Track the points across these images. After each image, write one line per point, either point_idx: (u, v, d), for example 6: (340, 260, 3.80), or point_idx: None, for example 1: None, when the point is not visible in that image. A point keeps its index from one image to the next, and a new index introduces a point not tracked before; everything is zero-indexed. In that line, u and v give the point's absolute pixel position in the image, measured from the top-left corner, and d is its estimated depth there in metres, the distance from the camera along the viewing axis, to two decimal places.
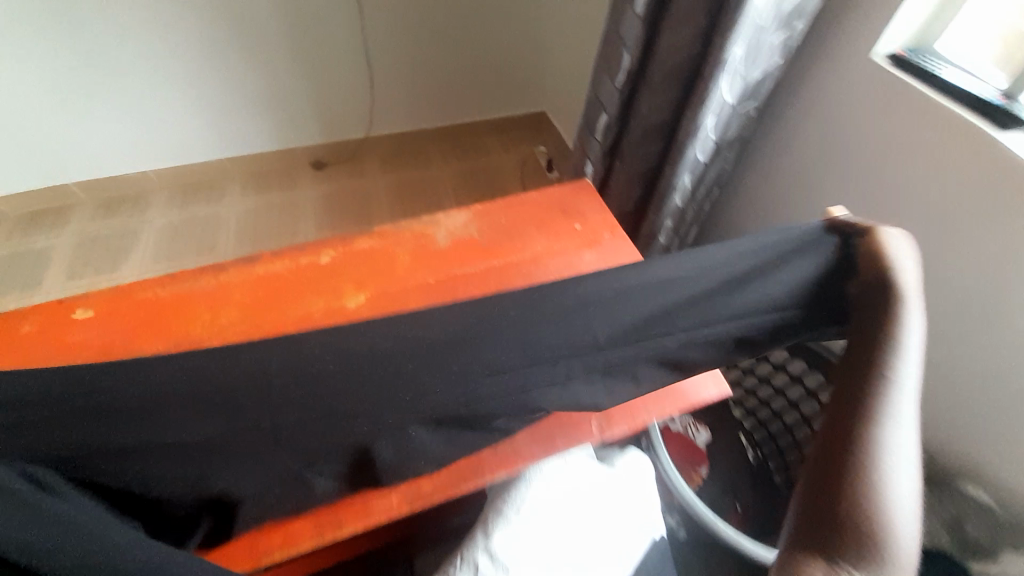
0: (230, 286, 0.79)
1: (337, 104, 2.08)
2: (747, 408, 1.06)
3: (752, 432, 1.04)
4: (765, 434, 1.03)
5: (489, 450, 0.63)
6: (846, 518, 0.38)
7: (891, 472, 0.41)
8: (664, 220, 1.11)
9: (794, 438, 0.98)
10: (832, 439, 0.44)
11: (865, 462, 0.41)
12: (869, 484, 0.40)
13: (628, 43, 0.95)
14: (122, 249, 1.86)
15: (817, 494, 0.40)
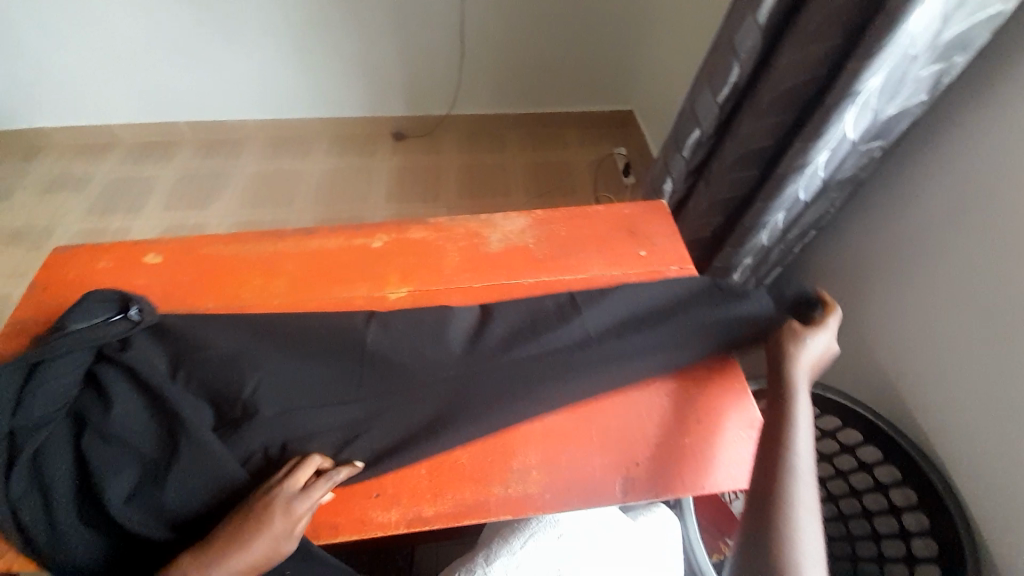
0: (284, 255, 0.80)
1: (426, 78, 2.08)
2: None
3: None
4: None
5: (498, 489, 0.59)
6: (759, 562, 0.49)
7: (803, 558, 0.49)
8: (743, 258, 0.99)
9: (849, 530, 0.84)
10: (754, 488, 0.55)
11: (778, 506, 0.52)
12: (783, 550, 0.49)
13: (740, 56, 0.83)
14: (214, 190, 2.00)
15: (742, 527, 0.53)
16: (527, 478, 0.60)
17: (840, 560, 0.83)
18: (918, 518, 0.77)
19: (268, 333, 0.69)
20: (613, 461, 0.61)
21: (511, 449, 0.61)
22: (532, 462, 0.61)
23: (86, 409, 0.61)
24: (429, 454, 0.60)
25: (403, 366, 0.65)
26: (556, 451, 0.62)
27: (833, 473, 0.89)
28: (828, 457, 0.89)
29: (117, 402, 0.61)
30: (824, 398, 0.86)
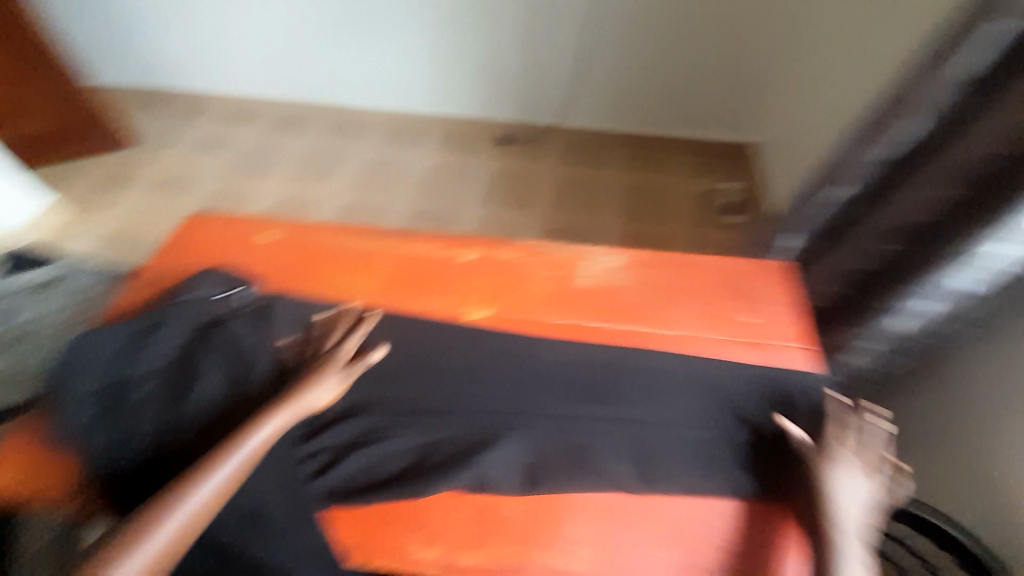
0: (379, 253, 0.81)
1: (542, 85, 2.08)
2: None
3: None
4: None
5: (544, 557, 0.53)
6: None
7: None
8: (873, 343, 0.83)
9: None
10: None
11: None
12: None
13: (921, 111, 0.70)
14: (330, 168, 2.16)
15: None
16: (577, 555, 0.54)
17: None
18: None
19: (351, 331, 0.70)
20: (673, 558, 0.54)
21: (564, 515, 0.55)
22: (586, 537, 0.54)
23: (183, 373, 0.64)
24: (478, 496, 0.56)
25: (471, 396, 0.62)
26: (612, 529, 0.55)
27: None
28: None
29: (211, 373, 0.64)
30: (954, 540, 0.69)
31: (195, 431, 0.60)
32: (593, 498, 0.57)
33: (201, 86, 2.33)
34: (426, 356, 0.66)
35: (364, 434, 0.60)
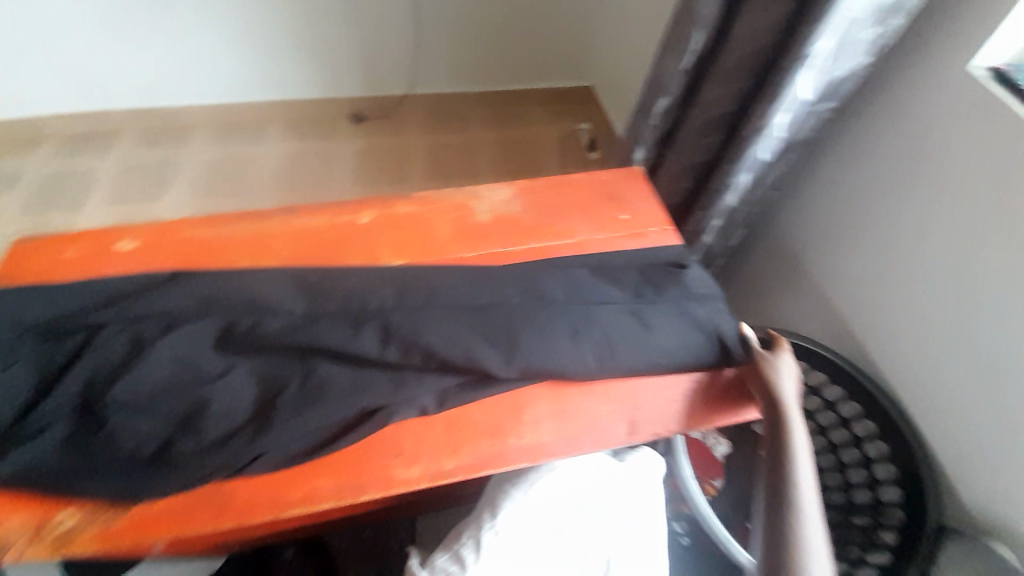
0: (269, 235, 0.79)
1: (384, 56, 2.06)
2: None
3: None
4: None
5: (512, 439, 0.61)
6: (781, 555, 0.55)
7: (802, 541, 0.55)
8: (712, 219, 1.06)
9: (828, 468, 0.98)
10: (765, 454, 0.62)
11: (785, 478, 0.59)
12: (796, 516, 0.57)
13: (701, 26, 0.89)
14: (161, 181, 1.89)
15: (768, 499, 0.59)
16: (541, 429, 0.62)
17: (831, 507, 0.95)
18: (878, 445, 0.92)
19: (265, 309, 0.68)
20: (618, 407, 0.65)
21: (520, 405, 0.63)
22: (543, 414, 0.63)
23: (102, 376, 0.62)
24: (446, 410, 0.62)
25: (405, 330, 0.64)
26: (565, 399, 0.64)
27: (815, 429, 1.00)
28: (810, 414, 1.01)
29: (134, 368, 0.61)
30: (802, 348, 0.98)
31: (132, 428, 0.59)
32: (542, 384, 0.65)
33: None
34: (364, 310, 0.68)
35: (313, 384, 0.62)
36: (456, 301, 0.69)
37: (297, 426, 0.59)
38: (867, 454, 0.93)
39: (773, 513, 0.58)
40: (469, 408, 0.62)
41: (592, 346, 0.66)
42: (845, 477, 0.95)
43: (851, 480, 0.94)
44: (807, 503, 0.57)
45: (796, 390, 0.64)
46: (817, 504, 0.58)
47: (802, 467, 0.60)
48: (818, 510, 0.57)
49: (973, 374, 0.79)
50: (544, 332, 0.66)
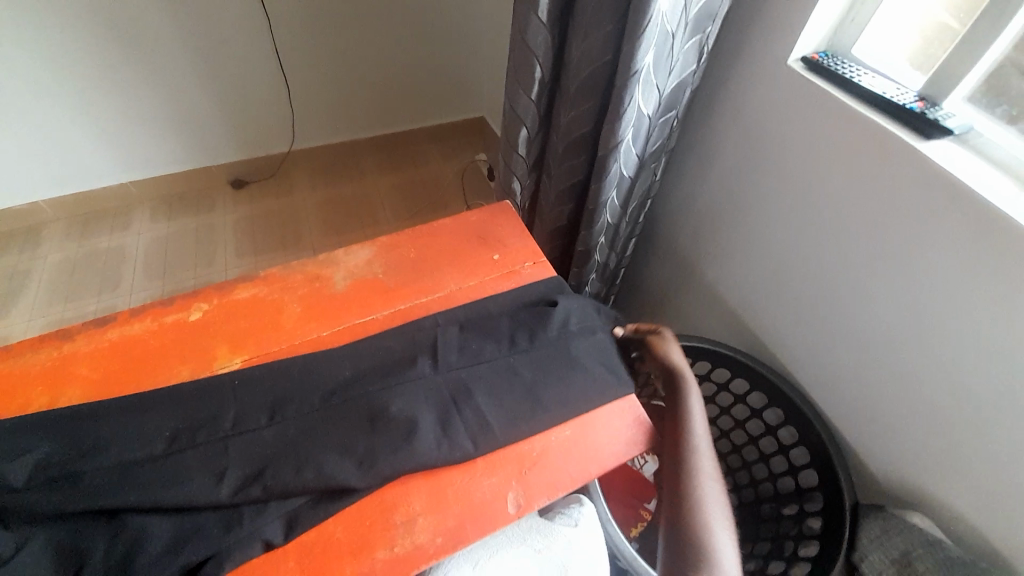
0: (72, 359, 0.65)
1: (253, 117, 1.90)
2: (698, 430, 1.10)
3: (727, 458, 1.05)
4: (725, 466, 1.05)
5: (381, 551, 0.53)
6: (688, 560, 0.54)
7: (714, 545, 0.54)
8: (597, 238, 1.05)
9: (755, 460, 1.01)
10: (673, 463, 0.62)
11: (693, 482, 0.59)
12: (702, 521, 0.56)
13: (538, 55, 0.86)
14: (5, 295, 1.63)
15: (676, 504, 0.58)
16: (415, 528, 0.55)
17: (766, 499, 0.97)
18: (789, 430, 0.94)
19: (75, 451, 0.57)
20: (499, 478, 0.59)
21: (392, 502, 0.56)
22: (417, 509, 0.56)
23: None
24: (296, 537, 0.54)
25: (238, 447, 0.58)
26: (442, 485, 0.58)
27: (734, 423, 1.03)
28: (727, 410, 1.03)
29: None
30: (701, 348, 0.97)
31: None
32: (414, 474, 0.58)
33: None
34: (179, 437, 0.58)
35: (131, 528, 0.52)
36: (304, 393, 0.62)
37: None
38: (781, 440, 0.95)
39: (679, 492, 0.59)
40: (328, 526, 0.54)
41: (458, 412, 0.61)
42: (770, 466, 0.98)
43: (776, 469, 0.97)
44: (710, 479, 0.60)
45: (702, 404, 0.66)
46: (720, 488, 0.60)
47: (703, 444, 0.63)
48: (723, 494, 0.59)
49: (855, 349, 0.81)
50: (405, 407, 0.61)
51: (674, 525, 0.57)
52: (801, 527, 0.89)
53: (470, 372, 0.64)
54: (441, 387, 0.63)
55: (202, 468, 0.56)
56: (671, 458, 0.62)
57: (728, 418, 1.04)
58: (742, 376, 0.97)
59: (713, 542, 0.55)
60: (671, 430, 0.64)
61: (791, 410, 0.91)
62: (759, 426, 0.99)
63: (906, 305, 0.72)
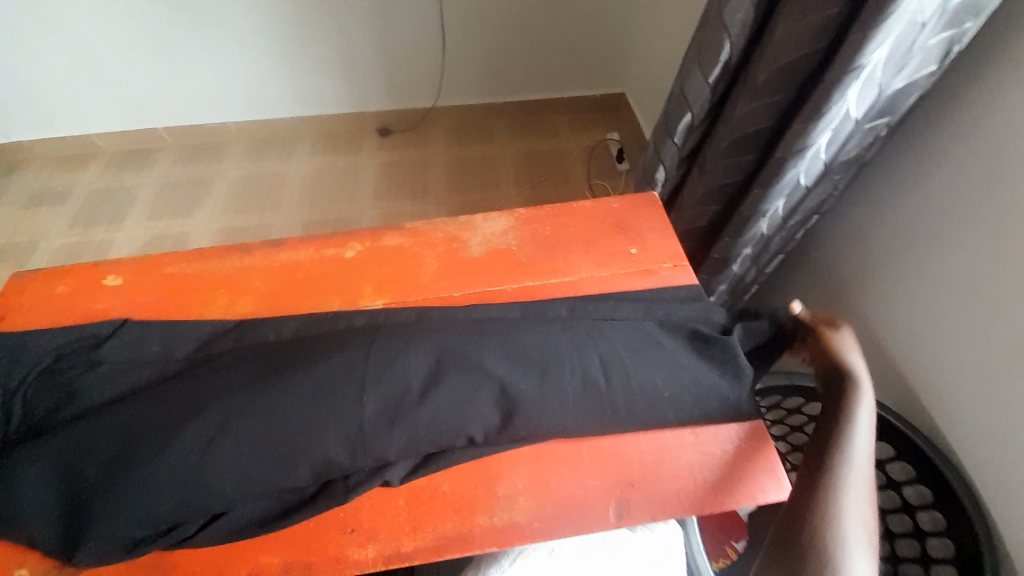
0: (250, 271, 0.76)
1: (408, 71, 2.00)
2: None
3: None
4: None
5: (481, 517, 0.55)
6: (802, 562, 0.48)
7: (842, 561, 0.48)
8: (742, 248, 0.94)
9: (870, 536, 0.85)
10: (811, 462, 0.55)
11: (831, 489, 0.52)
12: (831, 533, 0.49)
13: (730, 33, 0.77)
14: (195, 198, 1.95)
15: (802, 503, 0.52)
16: (513, 505, 0.56)
17: None
18: (932, 516, 0.78)
19: (242, 347, 0.65)
20: (606, 484, 0.57)
21: (496, 474, 0.58)
22: (518, 487, 0.57)
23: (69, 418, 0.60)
24: (410, 481, 0.57)
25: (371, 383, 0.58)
26: (546, 470, 0.58)
27: None
28: None
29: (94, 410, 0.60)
30: None
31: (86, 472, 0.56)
32: (522, 451, 0.59)
33: (10, 134, 1.98)
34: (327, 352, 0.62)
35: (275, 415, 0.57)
36: (437, 336, 0.62)
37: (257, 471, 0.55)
38: (917, 523, 0.80)
39: (809, 493, 0.53)
40: (436, 479, 0.57)
41: (578, 403, 0.59)
42: (893, 549, 0.82)
43: (901, 556, 0.81)
44: (857, 496, 0.52)
45: (870, 416, 0.57)
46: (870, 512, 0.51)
47: (859, 456, 0.54)
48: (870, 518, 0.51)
49: None
50: (528, 386, 0.59)
51: (793, 525, 0.51)
52: None
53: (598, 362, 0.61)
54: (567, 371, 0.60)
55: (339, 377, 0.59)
56: (812, 458, 0.56)
57: None
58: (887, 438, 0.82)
59: (841, 557, 0.48)
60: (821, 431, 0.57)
61: (945, 495, 0.75)
62: (890, 500, 0.84)
63: None
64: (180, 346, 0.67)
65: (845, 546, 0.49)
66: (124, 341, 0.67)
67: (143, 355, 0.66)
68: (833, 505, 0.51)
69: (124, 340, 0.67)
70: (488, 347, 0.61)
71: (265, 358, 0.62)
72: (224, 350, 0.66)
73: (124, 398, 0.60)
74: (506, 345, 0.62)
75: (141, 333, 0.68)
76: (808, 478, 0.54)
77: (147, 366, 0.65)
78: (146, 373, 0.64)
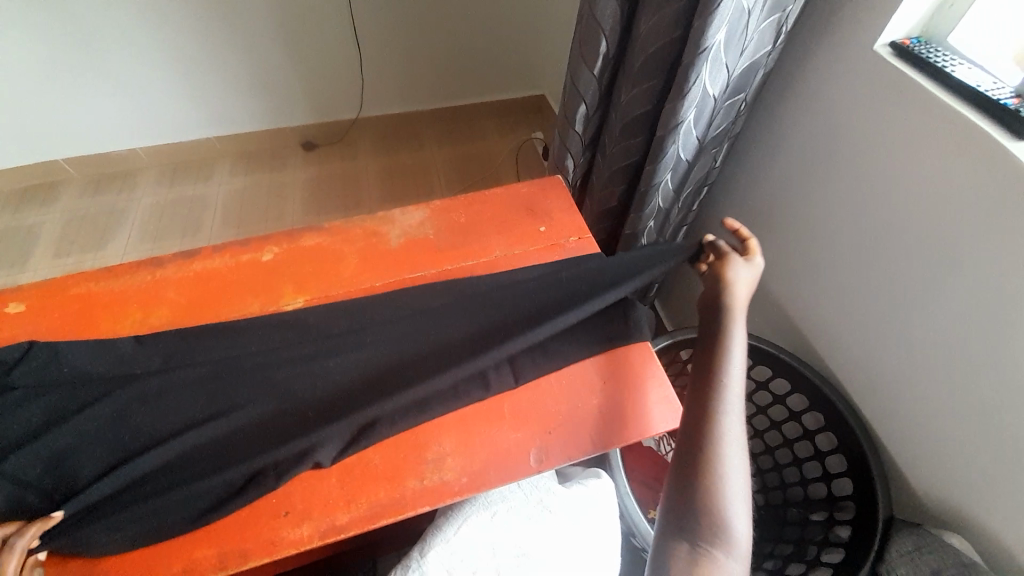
0: (165, 283, 0.75)
1: (329, 85, 2.00)
2: None
3: (755, 458, 1.04)
4: (755, 466, 1.04)
5: (412, 481, 0.59)
6: (695, 493, 0.55)
7: (725, 485, 0.56)
8: (646, 222, 1.04)
9: (783, 463, 1.00)
10: (698, 398, 0.61)
11: (716, 423, 0.59)
12: (717, 464, 0.56)
13: (604, 29, 0.86)
14: (108, 230, 1.84)
15: (691, 440, 0.59)
16: (444, 466, 0.60)
17: (793, 504, 0.96)
18: (827, 436, 0.91)
19: (173, 358, 0.67)
20: (524, 435, 0.62)
21: (425, 440, 0.61)
22: (446, 449, 0.61)
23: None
24: (342, 459, 0.60)
25: (316, 365, 0.66)
26: (470, 431, 0.62)
27: (769, 424, 1.02)
28: (765, 409, 1.01)
29: (32, 430, 0.61)
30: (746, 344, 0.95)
31: (30, 485, 0.58)
32: (448, 418, 0.63)
33: None
34: (262, 363, 0.67)
35: (220, 409, 0.63)
36: (368, 321, 0.70)
37: (202, 463, 0.60)
38: (817, 446, 0.93)
39: (700, 429, 0.59)
40: (367, 453, 0.61)
41: (494, 366, 0.66)
42: (802, 471, 0.96)
43: (808, 474, 0.96)
44: (734, 423, 0.59)
45: (743, 348, 0.64)
46: (744, 434, 0.60)
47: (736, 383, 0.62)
48: (744, 439, 0.59)
49: (909, 356, 0.77)
50: (447, 359, 0.66)
51: (688, 461, 0.57)
52: (827, 533, 0.86)
53: (508, 329, 0.69)
54: (475, 340, 0.68)
55: (281, 372, 0.66)
56: (700, 389, 0.62)
57: (763, 418, 1.03)
58: (784, 375, 0.94)
59: (726, 483, 0.56)
60: (705, 366, 0.63)
61: (833, 415, 0.88)
62: (795, 430, 0.98)
63: (972, 313, 0.68)
64: (98, 365, 0.66)
65: (727, 471, 0.56)
66: (38, 364, 0.65)
67: (60, 377, 0.65)
68: (717, 437, 0.58)
69: (36, 365, 0.65)
70: (413, 325, 0.70)
71: (200, 362, 0.67)
72: (146, 362, 0.67)
73: (64, 416, 0.62)
74: (427, 324, 0.70)
75: (52, 356, 0.66)
76: (697, 414, 0.60)
77: (70, 387, 0.64)
78: (71, 394, 0.64)
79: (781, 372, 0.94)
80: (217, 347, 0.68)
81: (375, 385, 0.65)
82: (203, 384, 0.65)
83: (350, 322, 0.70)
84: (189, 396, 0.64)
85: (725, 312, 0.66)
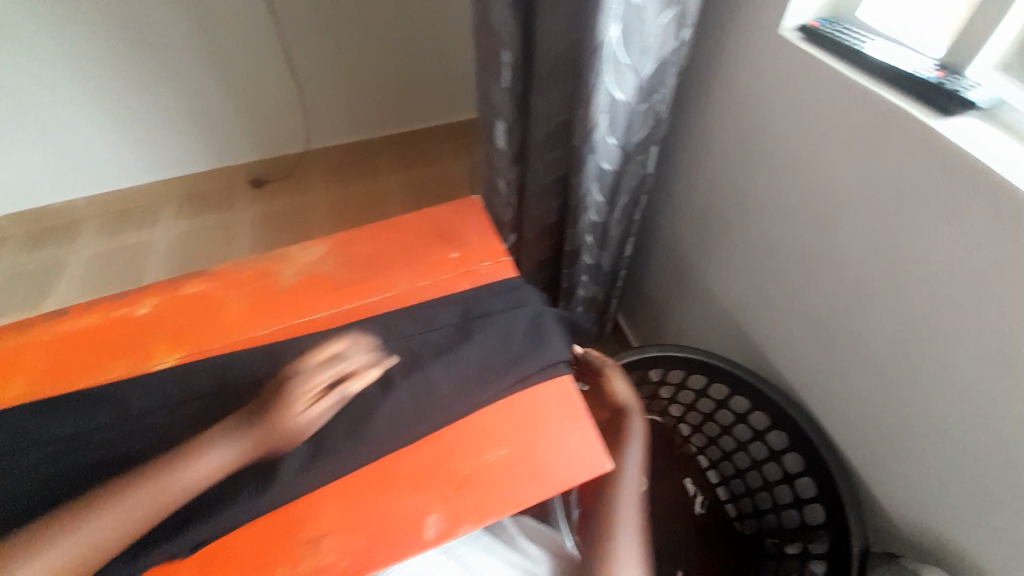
0: (21, 349, 0.66)
1: (272, 120, 1.95)
2: (699, 447, 1.02)
3: (729, 482, 0.97)
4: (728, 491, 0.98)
5: (286, 567, 0.50)
6: None
7: None
8: (583, 238, 0.98)
9: (754, 487, 0.93)
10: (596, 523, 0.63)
11: (610, 542, 0.61)
12: None
13: (506, 40, 0.80)
14: (43, 287, 1.74)
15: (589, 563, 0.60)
16: (323, 547, 0.51)
17: (770, 531, 0.91)
18: (795, 458, 0.83)
19: (14, 439, 0.57)
20: (421, 496, 0.54)
21: (307, 514, 0.53)
22: (328, 526, 0.52)
23: None
24: (202, 547, 0.51)
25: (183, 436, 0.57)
26: (356, 497, 0.54)
27: (735, 445, 0.94)
28: (729, 430, 0.93)
29: None
30: (698, 361, 0.88)
31: None
32: (333, 486, 0.54)
33: None
34: (119, 437, 0.57)
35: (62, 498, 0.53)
36: (247, 376, 0.62)
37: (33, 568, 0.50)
38: (787, 469, 0.84)
39: (595, 552, 0.61)
40: (235, 536, 0.52)
41: (387, 420, 0.58)
42: (774, 494, 0.89)
43: (780, 498, 0.88)
44: (628, 541, 0.61)
45: (637, 462, 0.68)
46: (639, 550, 0.62)
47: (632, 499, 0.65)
48: (639, 556, 0.61)
49: (864, 364, 0.70)
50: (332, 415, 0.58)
51: None
52: (804, 567, 0.82)
53: (407, 376, 0.61)
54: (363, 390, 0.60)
55: (141, 446, 0.57)
56: (598, 513, 0.64)
57: (728, 438, 0.95)
58: (742, 392, 0.86)
59: None
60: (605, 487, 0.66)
61: (798, 435, 0.80)
62: (762, 451, 0.90)
63: (916, 313, 0.61)
64: None
65: None
66: None
67: None
68: (611, 559, 0.60)
69: None
70: (298, 380, 0.61)
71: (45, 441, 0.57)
72: None
73: None
74: (316, 374, 0.62)
75: None
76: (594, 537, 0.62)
77: None
78: None
79: (737, 390, 0.86)
80: (69, 421, 0.59)
81: (251, 453, 0.56)
82: (44, 469, 0.55)
83: (228, 379, 0.62)
84: (26, 485, 0.54)
85: (620, 428, 0.70)
